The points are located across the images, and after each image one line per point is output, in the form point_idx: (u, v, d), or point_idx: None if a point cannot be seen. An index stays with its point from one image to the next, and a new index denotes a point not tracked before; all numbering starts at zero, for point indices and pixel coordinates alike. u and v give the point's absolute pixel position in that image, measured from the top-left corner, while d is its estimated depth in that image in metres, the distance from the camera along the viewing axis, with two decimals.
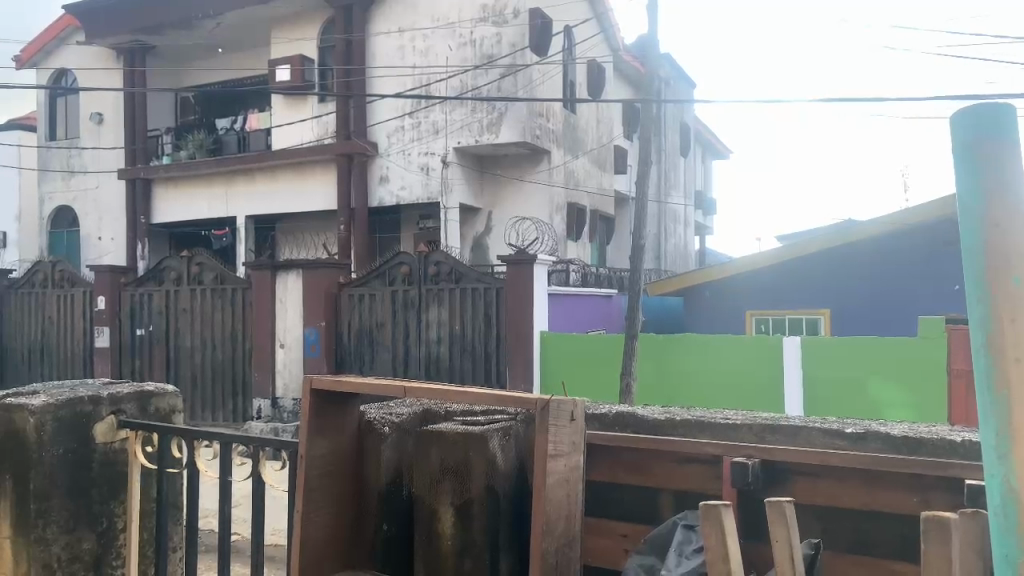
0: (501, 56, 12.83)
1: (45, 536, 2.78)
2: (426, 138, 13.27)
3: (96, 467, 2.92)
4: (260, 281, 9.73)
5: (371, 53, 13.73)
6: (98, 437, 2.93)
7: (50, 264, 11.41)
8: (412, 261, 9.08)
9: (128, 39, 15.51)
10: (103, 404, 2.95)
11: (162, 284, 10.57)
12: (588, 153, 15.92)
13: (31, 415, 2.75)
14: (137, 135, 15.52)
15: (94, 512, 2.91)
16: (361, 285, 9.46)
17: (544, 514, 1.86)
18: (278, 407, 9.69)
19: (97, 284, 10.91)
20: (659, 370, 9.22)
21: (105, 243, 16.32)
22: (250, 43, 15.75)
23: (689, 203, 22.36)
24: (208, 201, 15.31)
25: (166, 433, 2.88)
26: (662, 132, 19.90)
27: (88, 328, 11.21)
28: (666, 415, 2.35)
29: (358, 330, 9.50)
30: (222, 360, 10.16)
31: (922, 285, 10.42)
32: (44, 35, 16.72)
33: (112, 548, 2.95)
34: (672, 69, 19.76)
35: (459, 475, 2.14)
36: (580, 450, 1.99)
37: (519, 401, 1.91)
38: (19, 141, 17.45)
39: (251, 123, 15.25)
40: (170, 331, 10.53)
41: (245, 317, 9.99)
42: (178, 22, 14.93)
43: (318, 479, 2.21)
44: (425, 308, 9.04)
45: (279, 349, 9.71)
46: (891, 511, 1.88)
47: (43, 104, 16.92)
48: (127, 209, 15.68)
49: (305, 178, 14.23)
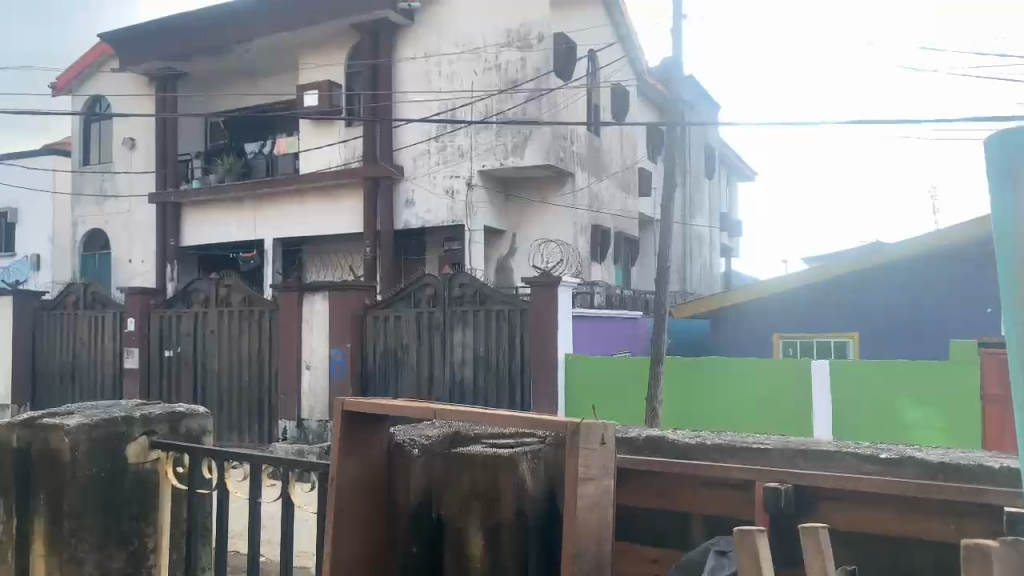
0: (526, 80, 12.94)
1: (78, 554, 2.81)
2: (451, 162, 13.39)
3: (129, 487, 2.95)
4: (287, 303, 9.83)
5: (397, 78, 13.92)
6: (131, 456, 2.96)
7: (81, 286, 11.62)
8: (437, 282, 9.13)
9: (161, 66, 15.87)
10: (137, 425, 2.99)
11: (191, 306, 10.72)
12: (612, 176, 15.94)
13: (66, 435, 2.80)
14: (167, 160, 15.85)
15: (125, 532, 2.93)
16: (386, 308, 9.52)
17: (574, 538, 1.86)
18: (304, 428, 9.76)
19: (127, 306, 11.08)
20: (683, 393, 9.12)
21: (136, 265, 16.60)
22: (279, 69, 16.04)
23: (714, 225, 22.27)
24: (237, 224, 15.53)
25: (198, 453, 2.90)
26: (687, 154, 19.90)
27: (117, 349, 11.38)
28: (694, 438, 2.34)
29: (383, 352, 9.53)
30: (249, 380, 10.25)
31: (954, 308, 10.27)
32: (80, 62, 17.17)
33: (143, 568, 2.98)
34: (696, 91, 19.80)
35: (489, 498, 2.14)
36: (611, 473, 1.98)
37: (549, 424, 1.91)
38: (53, 165, 17.80)
39: (278, 147, 15.43)
40: (198, 352, 10.67)
41: (271, 339, 10.08)
42: (210, 49, 15.25)
43: (348, 500, 2.23)
44: (450, 330, 9.07)
45: (305, 371, 9.79)
46: (925, 539, 1.84)
47: (77, 129, 17.37)
48: (158, 232, 15.96)
49: (331, 202, 14.40)
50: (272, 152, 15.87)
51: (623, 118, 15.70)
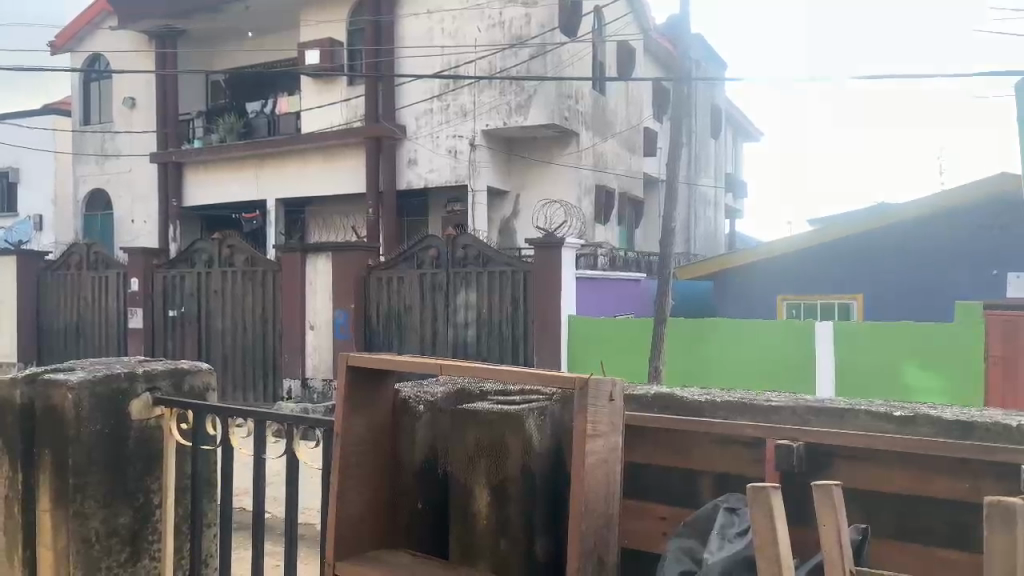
0: (531, 36, 12.74)
1: (84, 510, 2.81)
2: (454, 121, 13.22)
3: (133, 444, 2.94)
4: (290, 264, 9.82)
5: (400, 34, 13.68)
6: (134, 413, 2.94)
7: (84, 246, 11.60)
8: (440, 244, 9.08)
9: (160, 23, 15.63)
10: (139, 381, 2.96)
11: (194, 266, 10.68)
12: (618, 136, 15.77)
13: (69, 391, 2.78)
14: (168, 119, 15.70)
15: (129, 488, 2.93)
16: (388, 269, 9.47)
17: (583, 494, 1.83)
18: (308, 388, 9.84)
19: (130, 267, 11.06)
20: (689, 353, 9.09)
21: (138, 225, 16.54)
22: (280, 25, 15.78)
23: (719, 186, 22.09)
24: (239, 185, 15.42)
25: (201, 411, 2.88)
26: (693, 113, 19.67)
27: (120, 308, 11.39)
28: (704, 396, 2.32)
29: (386, 314, 9.52)
30: (252, 341, 10.28)
31: (960, 270, 10.20)
32: (77, 20, 16.92)
33: (149, 524, 2.97)
34: (703, 50, 19.51)
35: (496, 454, 2.10)
36: (620, 431, 1.95)
37: (557, 380, 1.88)
38: (54, 124, 17.62)
39: (280, 106, 15.48)
40: (202, 312, 10.67)
41: (275, 300, 10.08)
42: (210, 6, 15.02)
43: (354, 454, 2.20)
44: (453, 291, 9.03)
45: (309, 331, 9.81)
46: (942, 500, 1.81)
47: (77, 87, 17.19)
48: (160, 192, 15.88)
49: (333, 162, 14.27)
50: (273, 111, 15.72)
51: (629, 77, 15.49)
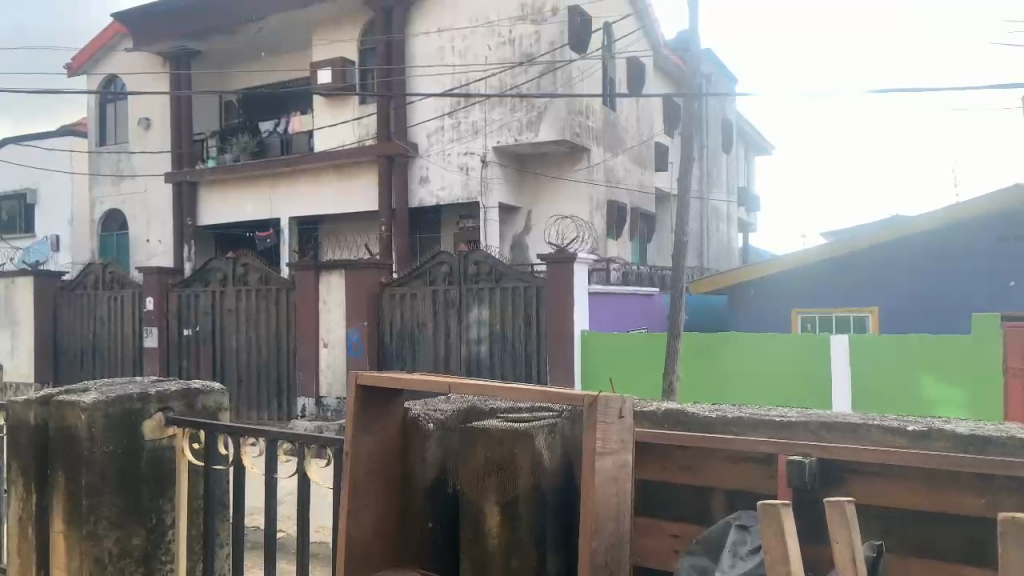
0: (541, 53, 12.79)
1: (97, 531, 2.81)
2: (465, 138, 13.30)
3: (146, 463, 2.94)
4: (304, 282, 9.87)
5: (411, 53, 13.80)
6: (147, 433, 2.95)
7: (100, 266, 11.71)
8: (452, 259, 9.10)
9: (175, 46, 15.86)
10: (152, 402, 2.97)
11: (209, 285, 10.75)
12: (629, 151, 15.79)
13: (82, 412, 2.80)
14: (183, 139, 15.90)
15: (142, 508, 2.93)
16: (402, 286, 9.50)
17: (593, 512, 1.82)
18: (322, 406, 9.88)
19: (146, 285, 11.15)
20: (701, 366, 9.04)
21: (153, 245, 16.68)
22: (293, 46, 15.98)
23: (731, 199, 22.06)
24: (253, 205, 15.53)
25: (213, 430, 2.88)
26: (705, 127, 19.69)
27: (136, 327, 11.47)
28: (717, 412, 2.30)
29: (399, 330, 9.52)
30: (267, 359, 10.32)
31: (977, 281, 10.09)
32: (93, 43, 17.17)
33: (162, 544, 2.98)
34: (713, 64, 19.58)
35: (507, 475, 2.09)
36: (629, 448, 1.93)
37: (566, 398, 1.87)
38: (71, 146, 17.86)
39: (293, 125, 15.67)
40: (217, 331, 10.72)
41: (291, 318, 10.12)
42: (224, 27, 15.21)
43: (366, 474, 2.21)
44: (466, 308, 9.04)
45: (323, 348, 9.85)
46: (955, 513, 1.79)
47: (93, 109, 17.41)
48: (175, 212, 16.04)
49: (346, 181, 14.36)
50: (287, 130, 15.86)
51: (640, 92, 15.53)
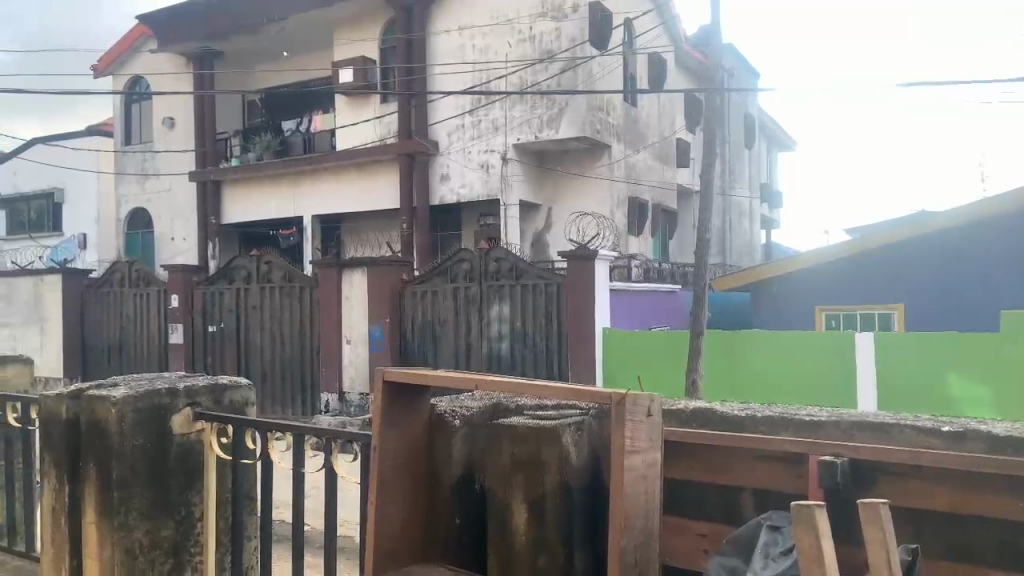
0: (562, 50, 12.76)
1: (127, 522, 2.85)
2: (486, 135, 13.30)
3: (175, 458, 2.98)
4: (326, 279, 9.94)
5: (432, 51, 13.84)
6: (176, 427, 2.98)
7: (126, 264, 11.87)
8: (473, 257, 9.12)
9: (199, 46, 16.02)
10: (180, 397, 3.01)
11: (233, 283, 10.86)
12: (650, 147, 15.73)
13: (112, 406, 2.83)
14: (206, 139, 16.10)
15: (171, 501, 2.96)
16: (423, 283, 9.53)
17: (623, 509, 1.81)
18: (345, 401, 9.96)
19: (171, 283, 11.28)
20: (723, 363, 9.01)
21: (178, 243, 16.85)
22: (315, 45, 16.07)
23: (754, 195, 21.90)
24: (276, 203, 15.65)
25: (240, 424, 2.92)
26: (727, 123, 19.55)
27: (161, 324, 11.61)
28: (745, 411, 2.28)
29: (420, 326, 9.56)
30: (291, 355, 10.40)
31: (1005, 279, 9.93)
32: (117, 46, 17.40)
33: (190, 537, 3.01)
34: (735, 60, 19.44)
35: (533, 471, 2.09)
36: (657, 447, 1.92)
37: (594, 395, 1.87)
38: (97, 146, 18.10)
39: (315, 125, 15.79)
40: (241, 328, 10.82)
41: (313, 315, 10.19)
42: (246, 27, 15.33)
43: (392, 469, 2.21)
44: (487, 304, 9.05)
45: (346, 345, 9.93)
46: (990, 516, 1.76)
47: (118, 110, 17.69)
48: (199, 210, 16.21)
49: (368, 179, 14.43)
50: (308, 129, 15.97)
51: (661, 88, 15.45)
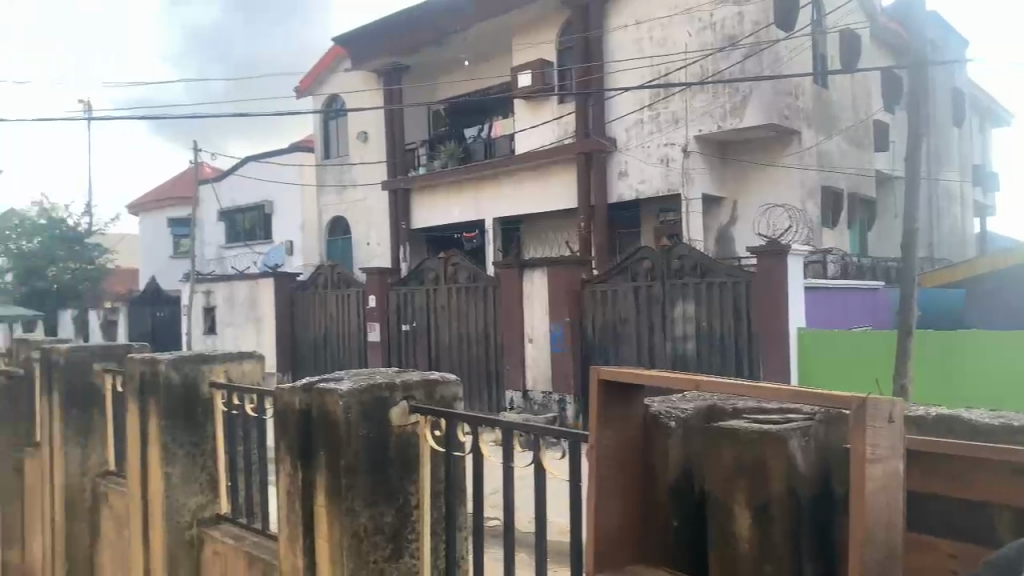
0: (744, 35, 12.26)
1: (354, 506, 3.06)
2: (666, 129, 13.07)
3: (394, 447, 3.17)
4: (509, 279, 10.19)
5: (609, 48, 13.78)
6: (395, 420, 3.17)
7: (329, 268, 12.88)
8: (655, 256, 9.01)
9: (388, 61, 17.01)
10: (397, 391, 3.20)
11: (424, 284, 11.43)
12: (844, 132, 14.72)
13: (340, 399, 3.06)
14: (396, 148, 17.08)
15: (392, 488, 3.15)
16: (603, 282, 9.52)
17: (865, 520, 1.70)
18: (529, 398, 10.12)
19: (369, 285, 12.05)
20: (936, 365, 8.26)
21: (373, 248, 17.98)
22: (494, 51, 16.53)
23: (966, 179, 19.87)
24: (460, 207, 16.27)
25: (453, 418, 3.05)
26: (933, 101, 17.88)
27: (360, 324, 12.43)
28: (998, 420, 2.06)
29: (602, 326, 9.57)
30: (478, 353, 10.76)
31: None
32: (316, 66, 18.87)
33: (408, 523, 3.19)
34: (941, 31, 17.74)
35: (756, 476, 2.01)
36: (901, 455, 1.78)
37: (831, 399, 1.76)
38: (301, 160, 19.71)
39: (495, 129, 16.25)
40: (431, 326, 11.35)
41: (498, 314, 10.48)
42: (431, 39, 16.06)
43: (608, 468, 2.21)
44: (670, 304, 8.89)
45: (528, 343, 10.09)
46: None
47: (318, 127, 19.20)
48: (391, 216, 17.21)
49: (547, 179, 14.63)
50: (490, 134, 16.46)
51: (854, 69, 14.42)
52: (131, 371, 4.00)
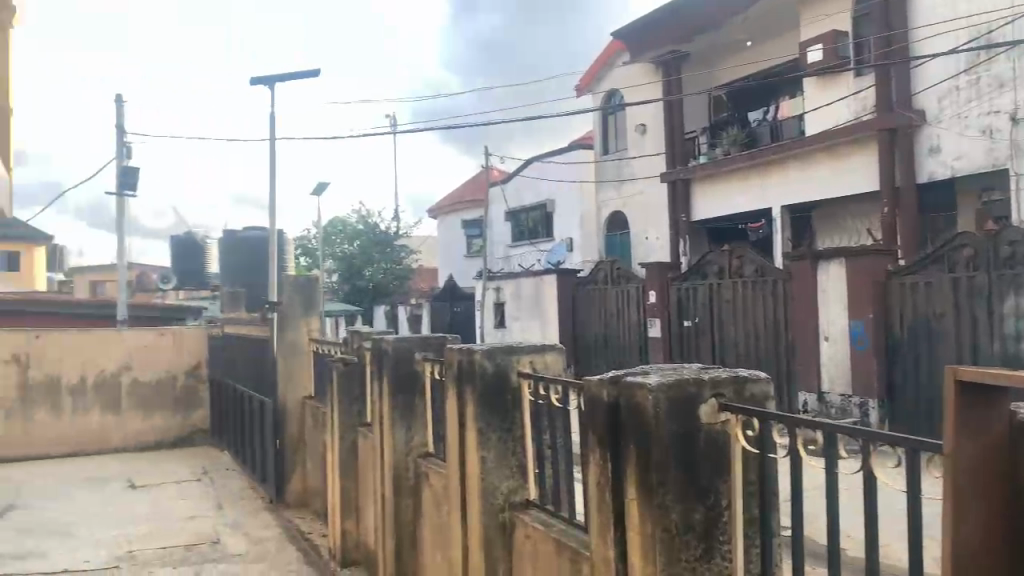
0: None
1: (665, 502, 2.90)
2: (989, 94, 11.31)
3: (704, 445, 2.95)
4: (800, 273, 9.56)
5: (915, 9, 12.30)
6: (703, 417, 2.96)
7: (609, 262, 13.09)
8: (977, 241, 7.67)
9: (667, 51, 16.82)
10: (706, 387, 2.99)
11: (706, 279, 11.16)
12: None
13: (650, 393, 2.93)
14: (676, 138, 16.80)
15: (702, 487, 2.93)
16: (910, 274, 8.38)
17: None
18: (824, 402, 9.41)
19: (648, 279, 12.06)
20: None
21: (652, 242, 17.89)
22: (779, 29, 15.57)
23: None
24: (744, 196, 15.61)
25: (768, 417, 2.77)
26: None
27: (641, 319, 12.40)
28: None
29: (911, 323, 8.37)
30: (766, 350, 10.19)
31: None
32: (598, 61, 19.26)
33: (719, 524, 2.96)
34: None
35: None
36: None
37: None
38: (580, 158, 20.28)
39: (782, 111, 15.40)
40: (715, 322, 11.01)
41: (788, 309, 9.81)
42: (710, 24, 15.60)
43: (971, 483, 1.61)
44: (998, 298, 7.48)
45: (823, 341, 9.36)
46: None
47: (598, 123, 19.38)
48: (671, 208, 17.02)
49: (842, 161, 13.48)
50: (776, 117, 15.60)
51: None
52: (450, 361, 4.34)
